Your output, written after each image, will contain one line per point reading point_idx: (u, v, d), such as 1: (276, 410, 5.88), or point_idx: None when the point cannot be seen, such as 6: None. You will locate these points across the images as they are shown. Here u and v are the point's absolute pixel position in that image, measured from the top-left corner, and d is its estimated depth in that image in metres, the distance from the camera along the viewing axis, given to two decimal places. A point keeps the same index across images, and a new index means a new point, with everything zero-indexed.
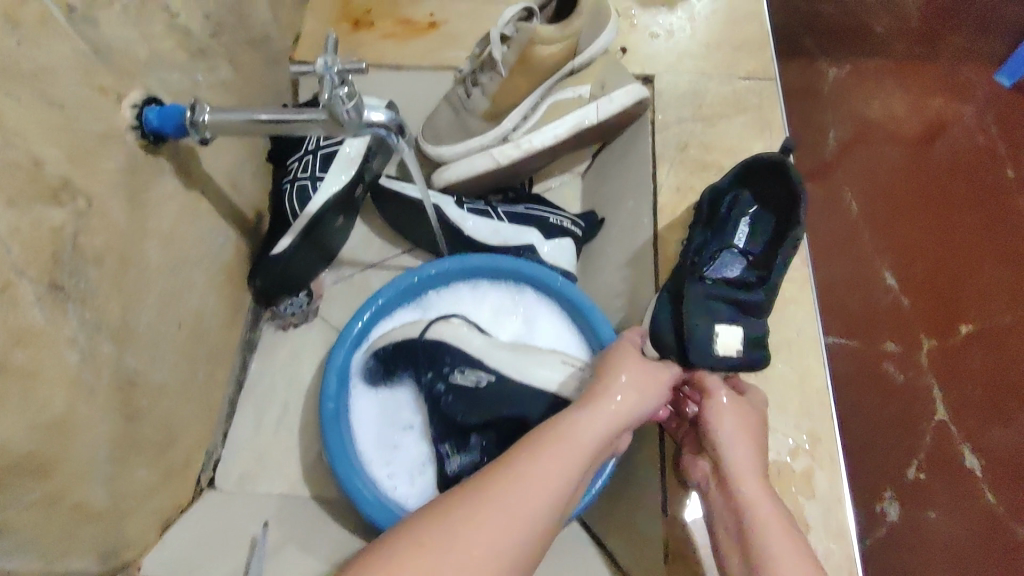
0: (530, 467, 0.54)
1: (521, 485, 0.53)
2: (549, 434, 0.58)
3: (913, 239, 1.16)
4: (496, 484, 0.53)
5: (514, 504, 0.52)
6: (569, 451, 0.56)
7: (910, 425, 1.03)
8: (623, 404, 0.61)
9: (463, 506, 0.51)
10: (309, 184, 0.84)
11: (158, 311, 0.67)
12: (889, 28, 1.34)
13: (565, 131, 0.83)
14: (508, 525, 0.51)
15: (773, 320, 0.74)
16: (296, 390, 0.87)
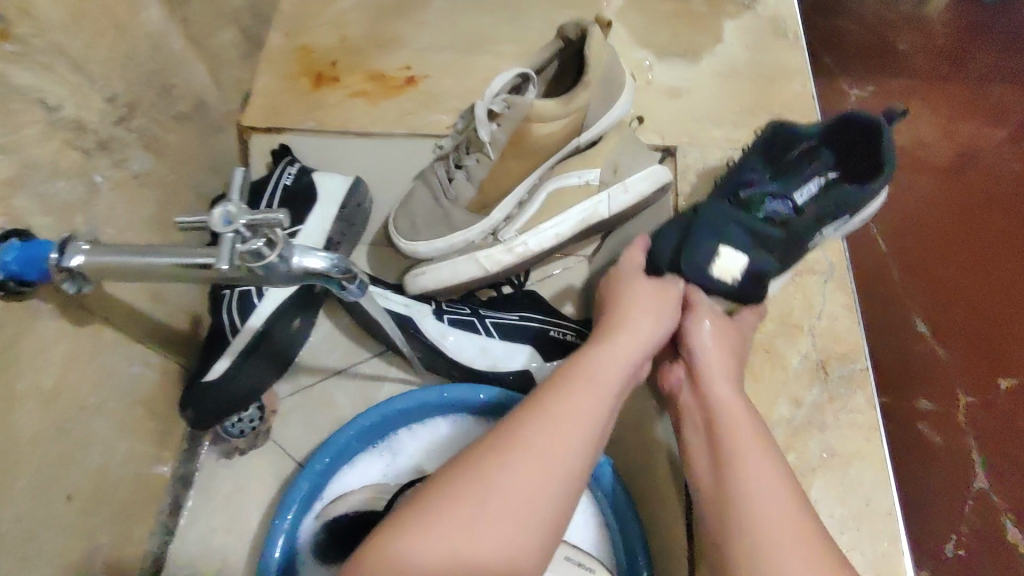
0: (559, 405, 0.48)
1: (551, 424, 0.46)
2: (572, 369, 0.51)
3: (952, 282, 0.92)
4: (522, 426, 0.46)
5: (546, 446, 0.45)
6: (598, 388, 0.50)
7: (948, 495, 0.81)
8: (642, 332, 0.56)
9: (491, 452, 0.45)
10: (252, 290, 0.69)
11: (36, 492, 0.51)
12: (912, 44, 1.10)
13: (568, 230, 0.68)
14: (546, 470, 0.44)
15: (836, 484, 0.58)
16: (239, 538, 0.71)
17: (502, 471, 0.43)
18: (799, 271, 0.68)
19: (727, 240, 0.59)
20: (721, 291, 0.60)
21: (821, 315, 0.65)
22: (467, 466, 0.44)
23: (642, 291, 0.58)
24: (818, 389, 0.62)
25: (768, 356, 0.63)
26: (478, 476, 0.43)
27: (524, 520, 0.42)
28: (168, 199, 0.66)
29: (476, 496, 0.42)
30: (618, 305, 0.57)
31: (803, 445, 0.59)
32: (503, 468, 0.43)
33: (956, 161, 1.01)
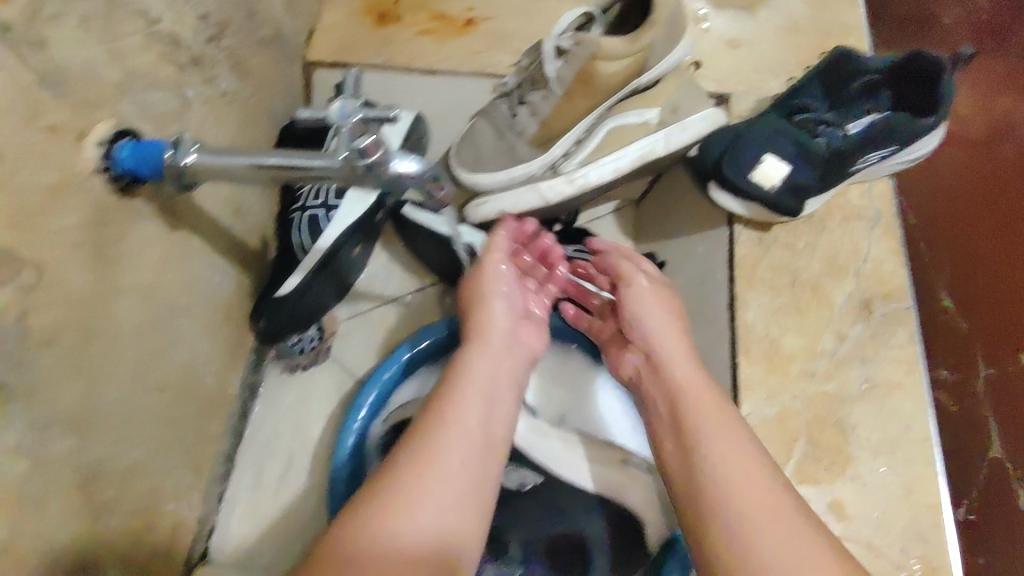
0: (443, 418, 0.51)
1: (437, 439, 0.49)
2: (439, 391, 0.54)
3: (968, 246, 0.94)
4: (415, 450, 0.48)
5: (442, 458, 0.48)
6: (477, 391, 0.54)
7: (959, 455, 0.83)
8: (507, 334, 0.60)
9: (395, 480, 0.46)
10: (321, 214, 0.73)
11: (136, 380, 0.55)
12: (956, 19, 1.10)
13: (626, 166, 0.70)
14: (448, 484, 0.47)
15: (877, 411, 0.61)
16: (303, 444, 0.77)
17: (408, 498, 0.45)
18: (847, 216, 0.70)
19: (773, 149, 0.64)
20: (759, 196, 0.65)
21: (868, 259, 0.68)
22: (367, 502, 0.45)
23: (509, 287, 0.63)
24: (861, 325, 0.64)
25: (815, 294, 0.66)
26: (383, 507, 0.44)
27: (430, 538, 0.44)
28: (245, 122, 0.69)
29: (384, 532, 0.43)
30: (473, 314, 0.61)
31: (845, 374, 0.62)
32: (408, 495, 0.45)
33: (992, 135, 1.02)
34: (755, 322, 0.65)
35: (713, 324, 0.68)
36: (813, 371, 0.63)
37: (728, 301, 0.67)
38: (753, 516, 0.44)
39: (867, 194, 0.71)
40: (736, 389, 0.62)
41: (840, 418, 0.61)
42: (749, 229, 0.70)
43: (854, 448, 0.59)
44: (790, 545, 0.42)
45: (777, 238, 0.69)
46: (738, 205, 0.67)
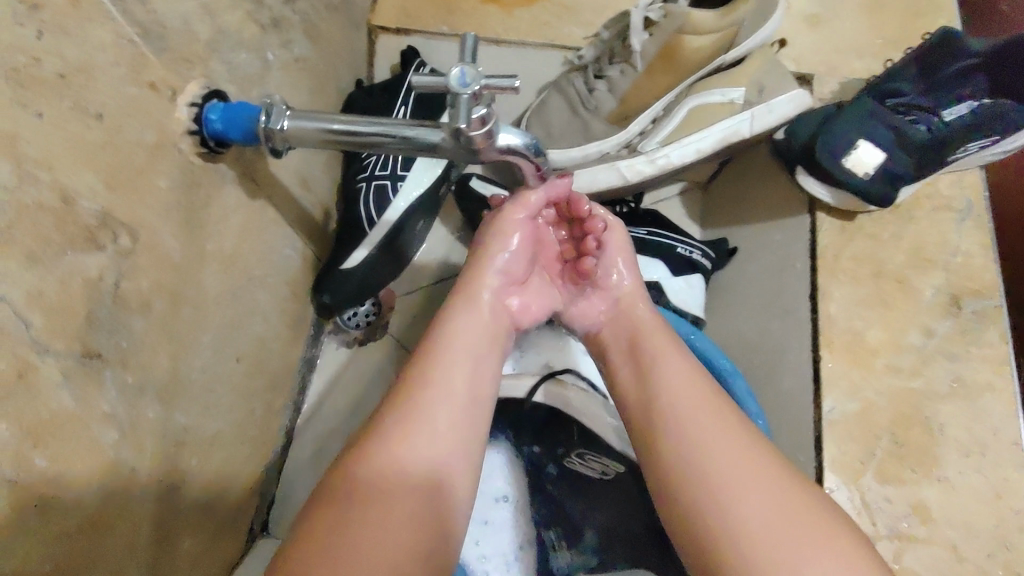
0: (417, 372, 0.48)
1: (419, 389, 0.46)
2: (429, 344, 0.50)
3: None
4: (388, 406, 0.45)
5: (414, 406, 0.45)
6: (457, 341, 0.50)
7: None
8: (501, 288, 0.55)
9: (365, 435, 0.43)
10: (388, 185, 0.71)
11: (215, 349, 0.54)
12: None
13: (709, 147, 0.67)
14: (425, 430, 0.44)
15: (964, 409, 0.59)
16: (363, 418, 0.76)
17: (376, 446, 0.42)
18: (934, 206, 0.67)
19: (869, 134, 0.61)
20: (851, 183, 0.62)
21: (957, 251, 0.65)
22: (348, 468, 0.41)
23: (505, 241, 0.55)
24: (950, 321, 0.62)
25: (901, 286, 0.64)
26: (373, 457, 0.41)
27: (413, 486, 0.41)
28: (317, 87, 0.67)
29: (361, 484, 0.40)
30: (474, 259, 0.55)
31: (932, 371, 0.60)
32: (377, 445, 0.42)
33: None
34: (839, 313, 0.63)
35: (791, 313, 0.66)
36: (898, 366, 0.61)
37: (810, 291, 0.65)
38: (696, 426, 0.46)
39: (956, 184, 0.68)
40: (818, 384, 0.61)
41: (925, 414, 0.59)
42: (831, 218, 0.68)
43: (942, 448, 0.57)
44: (725, 449, 0.44)
45: (861, 227, 0.67)
46: (824, 191, 0.65)
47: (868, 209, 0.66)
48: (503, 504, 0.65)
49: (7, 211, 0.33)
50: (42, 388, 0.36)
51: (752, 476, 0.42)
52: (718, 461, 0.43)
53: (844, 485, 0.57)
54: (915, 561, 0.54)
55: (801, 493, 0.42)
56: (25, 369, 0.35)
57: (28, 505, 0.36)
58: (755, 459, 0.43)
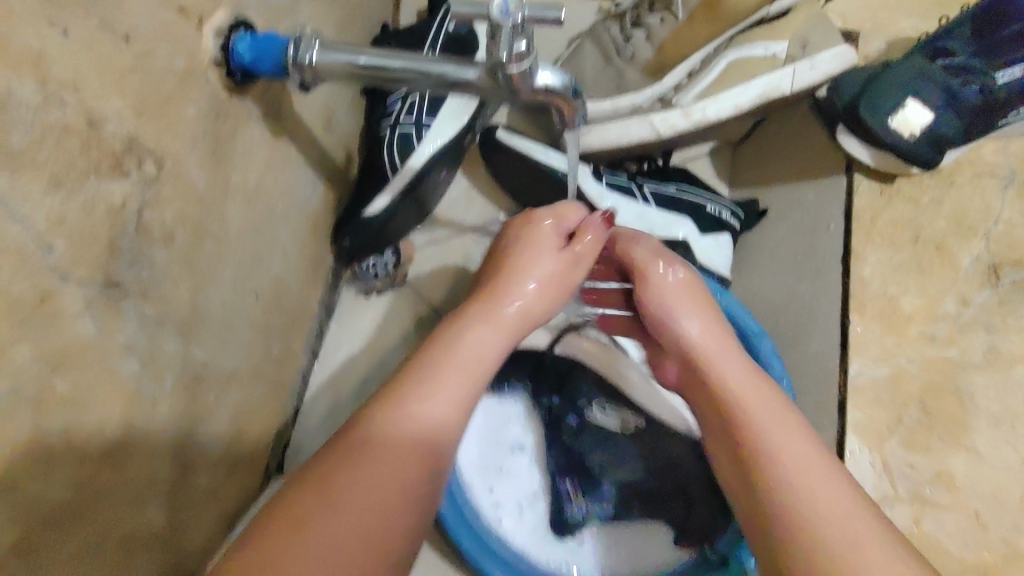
0: (424, 369, 0.44)
1: (419, 380, 0.43)
2: (439, 342, 0.46)
3: None
4: (407, 377, 0.44)
5: (438, 387, 0.43)
6: (473, 361, 0.46)
7: None
8: (523, 308, 0.50)
9: (359, 424, 0.41)
10: (414, 133, 0.69)
11: (235, 285, 0.53)
12: None
13: (748, 102, 0.64)
14: (446, 412, 0.43)
15: (997, 381, 0.57)
16: (378, 364, 0.76)
17: (390, 415, 0.41)
18: (978, 172, 0.65)
19: (918, 93, 0.59)
20: (895, 143, 0.60)
21: (998, 221, 0.63)
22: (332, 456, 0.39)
23: (536, 263, 0.53)
24: (988, 291, 0.61)
25: (939, 253, 0.63)
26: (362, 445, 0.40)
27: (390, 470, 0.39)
28: (344, 26, 0.65)
29: (348, 454, 0.39)
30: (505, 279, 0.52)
31: (967, 341, 0.59)
32: (392, 416, 0.41)
33: None
34: (872, 278, 0.62)
35: (822, 276, 0.64)
36: (932, 335, 0.59)
37: (842, 251, 0.64)
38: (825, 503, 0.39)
39: (1003, 150, 0.66)
40: (846, 347, 0.59)
41: (955, 382, 0.58)
42: (867, 180, 0.67)
43: (972, 418, 0.56)
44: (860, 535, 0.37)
45: (901, 191, 0.66)
46: (864, 152, 0.63)
47: (910, 171, 0.64)
48: (519, 456, 0.64)
49: (32, 131, 0.31)
50: (67, 313, 0.35)
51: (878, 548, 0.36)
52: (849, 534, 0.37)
53: (866, 448, 0.56)
54: (933, 525, 0.54)
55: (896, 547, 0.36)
56: (48, 294, 0.34)
57: (49, 428, 0.36)
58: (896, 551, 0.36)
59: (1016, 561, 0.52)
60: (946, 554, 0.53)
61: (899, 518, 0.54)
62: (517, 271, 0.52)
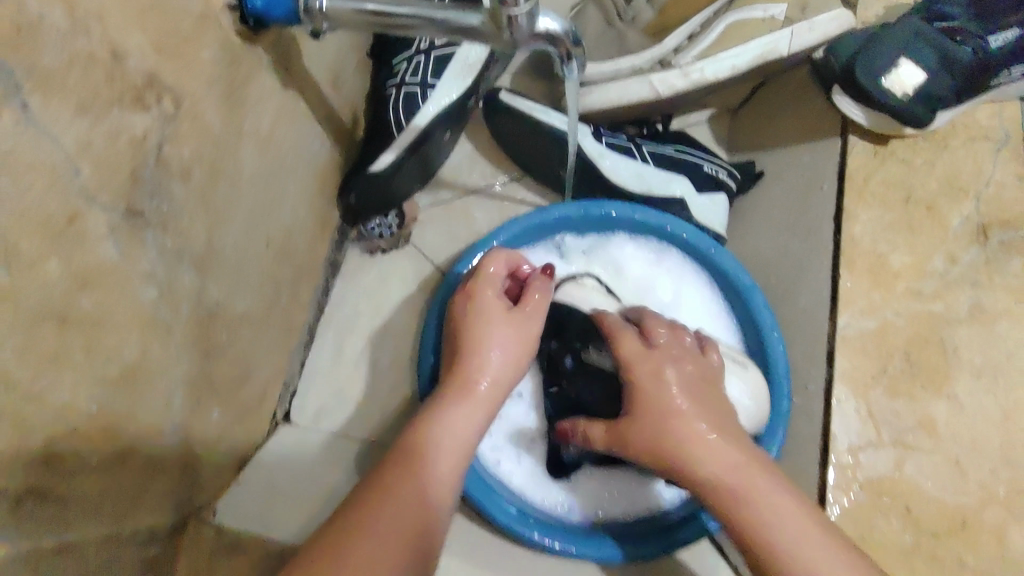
0: (399, 459, 0.48)
1: (392, 474, 0.46)
2: (413, 432, 0.49)
3: None
4: (387, 473, 0.47)
5: (418, 477, 0.46)
6: (443, 446, 0.49)
7: None
8: (493, 391, 0.53)
9: (336, 523, 0.43)
10: (418, 91, 0.70)
11: (246, 230, 0.55)
12: None
13: (746, 63, 0.65)
14: (426, 500, 0.46)
15: (982, 335, 0.59)
16: (383, 319, 0.79)
17: (374, 512, 0.43)
18: (971, 136, 0.66)
19: (911, 54, 0.61)
20: (889, 103, 0.61)
21: (989, 182, 0.64)
22: (316, 550, 0.41)
23: (501, 343, 0.55)
24: (976, 251, 0.62)
25: (928, 213, 0.64)
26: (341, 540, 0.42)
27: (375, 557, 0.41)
28: None
29: (332, 548, 0.41)
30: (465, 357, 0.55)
31: (953, 297, 0.60)
32: (375, 512, 0.43)
33: None
34: (863, 236, 0.64)
35: (813, 235, 0.67)
36: (919, 290, 0.61)
37: (835, 210, 0.65)
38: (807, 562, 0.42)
39: (997, 115, 0.66)
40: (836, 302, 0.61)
41: (940, 336, 0.59)
42: (864, 142, 0.67)
43: (954, 369, 0.58)
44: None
45: (894, 153, 0.66)
46: (857, 112, 0.64)
47: (905, 132, 0.65)
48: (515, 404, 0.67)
49: (61, 56, 0.33)
50: (90, 237, 0.37)
51: None
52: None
53: (853, 396, 0.58)
54: (914, 470, 0.56)
55: None
56: (75, 215, 0.36)
57: (75, 345, 0.38)
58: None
59: (991, 503, 0.54)
60: (925, 497, 0.55)
61: (881, 462, 0.56)
62: (474, 345, 0.55)
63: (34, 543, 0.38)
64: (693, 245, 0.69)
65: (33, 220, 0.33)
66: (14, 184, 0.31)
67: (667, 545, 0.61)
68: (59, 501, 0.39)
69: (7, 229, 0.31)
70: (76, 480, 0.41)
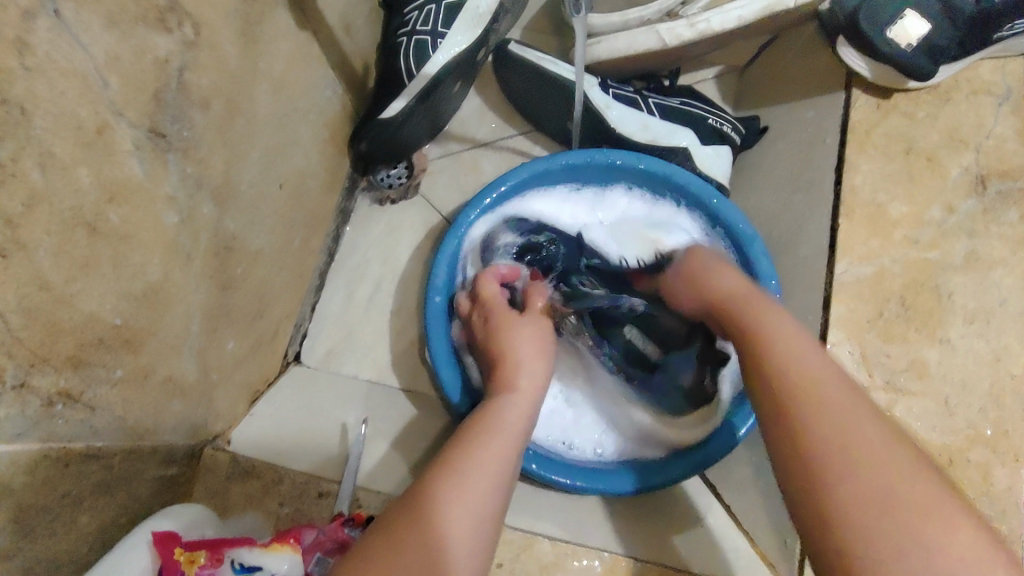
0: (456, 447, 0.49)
1: (450, 461, 0.48)
2: (470, 427, 0.51)
3: None
4: (455, 449, 0.49)
5: (483, 452, 0.48)
6: (498, 436, 0.51)
7: None
8: (531, 382, 0.57)
9: (400, 510, 0.44)
10: (428, 40, 0.69)
11: (262, 167, 0.57)
12: None
13: (753, 14, 0.66)
14: (494, 468, 0.48)
15: (976, 281, 0.60)
16: (392, 268, 0.80)
17: (452, 483, 0.45)
18: (974, 90, 0.66)
19: (914, 6, 0.64)
20: (897, 52, 0.63)
21: (990, 135, 0.64)
22: (382, 541, 0.42)
23: (529, 345, 0.60)
24: (973, 201, 0.63)
25: (928, 163, 0.65)
26: (403, 524, 0.43)
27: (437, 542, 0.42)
28: None
29: (399, 532, 0.42)
30: (505, 364, 0.58)
31: (949, 245, 0.62)
32: (453, 484, 0.45)
33: None
34: (863, 186, 0.64)
35: (816, 186, 0.68)
36: (916, 239, 0.62)
37: (836, 162, 0.66)
38: (798, 357, 0.45)
39: (1001, 69, 0.66)
40: (834, 249, 0.63)
41: (935, 283, 0.61)
42: (867, 93, 0.68)
43: (947, 314, 0.59)
44: (831, 387, 0.43)
45: (897, 106, 0.67)
46: (862, 64, 0.65)
47: (906, 86, 0.66)
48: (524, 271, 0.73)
49: None
50: (118, 150, 0.39)
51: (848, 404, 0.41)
52: (821, 389, 0.43)
53: (847, 338, 0.60)
54: (905, 411, 0.57)
55: (863, 411, 0.41)
56: (103, 127, 0.37)
57: (103, 255, 0.40)
58: (861, 404, 0.41)
59: (977, 442, 0.56)
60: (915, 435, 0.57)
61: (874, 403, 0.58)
62: (508, 348, 0.60)
63: (65, 447, 0.40)
64: (698, 195, 0.70)
65: (67, 126, 0.35)
66: (50, 88, 0.33)
67: (663, 482, 0.64)
68: (89, 410, 0.41)
69: (44, 132, 0.33)
70: (104, 393, 0.43)
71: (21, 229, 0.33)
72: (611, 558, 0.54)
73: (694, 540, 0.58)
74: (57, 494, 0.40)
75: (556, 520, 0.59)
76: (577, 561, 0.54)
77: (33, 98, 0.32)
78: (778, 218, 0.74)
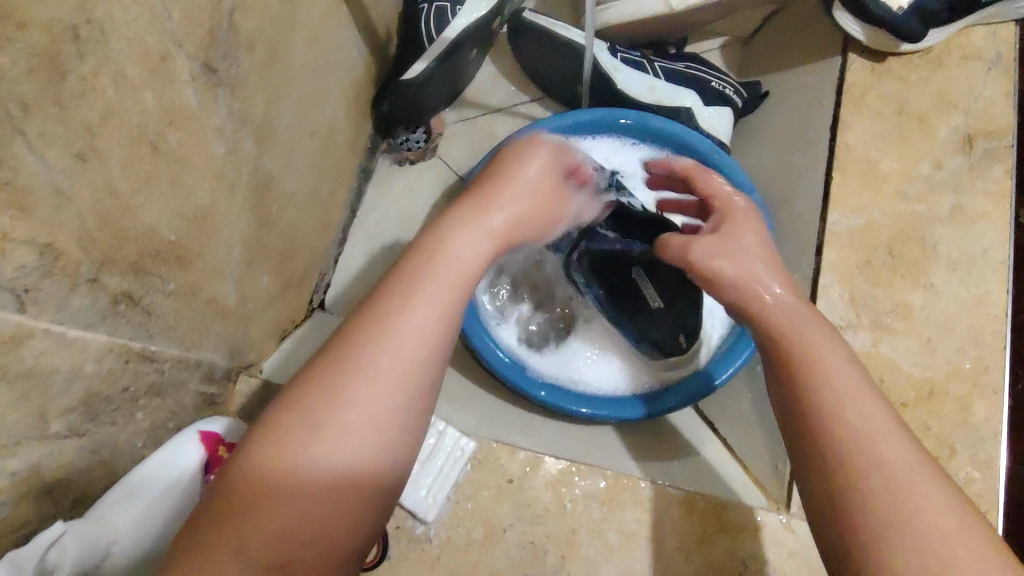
0: (386, 306, 0.40)
1: (364, 345, 0.38)
2: (407, 277, 0.41)
3: None
4: (381, 300, 0.40)
5: (403, 325, 0.39)
6: (433, 293, 0.41)
7: None
8: (510, 213, 0.48)
9: (295, 416, 0.37)
10: (447, 7, 0.76)
11: (297, 114, 0.62)
12: None
13: None
14: (435, 316, 0.40)
15: (960, 231, 0.64)
16: (410, 223, 0.85)
17: (379, 344, 0.38)
18: (965, 55, 0.70)
19: None
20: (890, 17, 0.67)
21: (979, 98, 0.68)
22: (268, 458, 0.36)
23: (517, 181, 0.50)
24: (961, 158, 0.66)
25: (920, 124, 0.68)
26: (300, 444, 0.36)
27: (334, 470, 0.36)
28: None
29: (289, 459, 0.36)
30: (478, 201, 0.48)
31: (936, 200, 0.65)
32: (374, 350, 0.38)
33: None
34: (857, 144, 0.68)
35: (814, 145, 0.72)
36: (905, 193, 0.66)
37: (832, 122, 0.70)
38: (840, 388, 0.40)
39: (991, 36, 0.70)
40: (826, 203, 0.67)
41: (922, 233, 0.65)
42: (863, 59, 0.71)
43: (932, 262, 0.63)
44: (870, 417, 0.38)
45: (891, 70, 0.71)
46: (857, 28, 0.69)
47: (899, 50, 0.70)
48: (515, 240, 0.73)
49: None
50: (177, 78, 0.43)
51: (890, 439, 0.38)
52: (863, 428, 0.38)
53: (838, 283, 0.64)
54: (888, 348, 0.61)
55: (904, 454, 0.37)
56: (166, 56, 0.42)
57: (162, 174, 0.44)
58: (897, 436, 0.38)
59: (956, 378, 0.60)
60: (897, 371, 0.61)
61: (860, 341, 0.62)
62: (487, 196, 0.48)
63: (125, 345, 0.45)
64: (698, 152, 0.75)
65: (137, 51, 0.39)
66: (125, 14, 0.37)
67: (643, 414, 0.68)
68: (148, 316, 0.46)
69: (118, 53, 0.38)
70: (159, 301, 0.47)
71: (99, 138, 0.38)
72: (611, 476, 0.58)
73: (695, 472, 0.62)
74: (118, 388, 0.45)
75: (556, 446, 0.63)
76: (579, 478, 0.58)
77: (113, 22, 0.36)
78: (775, 178, 0.78)
